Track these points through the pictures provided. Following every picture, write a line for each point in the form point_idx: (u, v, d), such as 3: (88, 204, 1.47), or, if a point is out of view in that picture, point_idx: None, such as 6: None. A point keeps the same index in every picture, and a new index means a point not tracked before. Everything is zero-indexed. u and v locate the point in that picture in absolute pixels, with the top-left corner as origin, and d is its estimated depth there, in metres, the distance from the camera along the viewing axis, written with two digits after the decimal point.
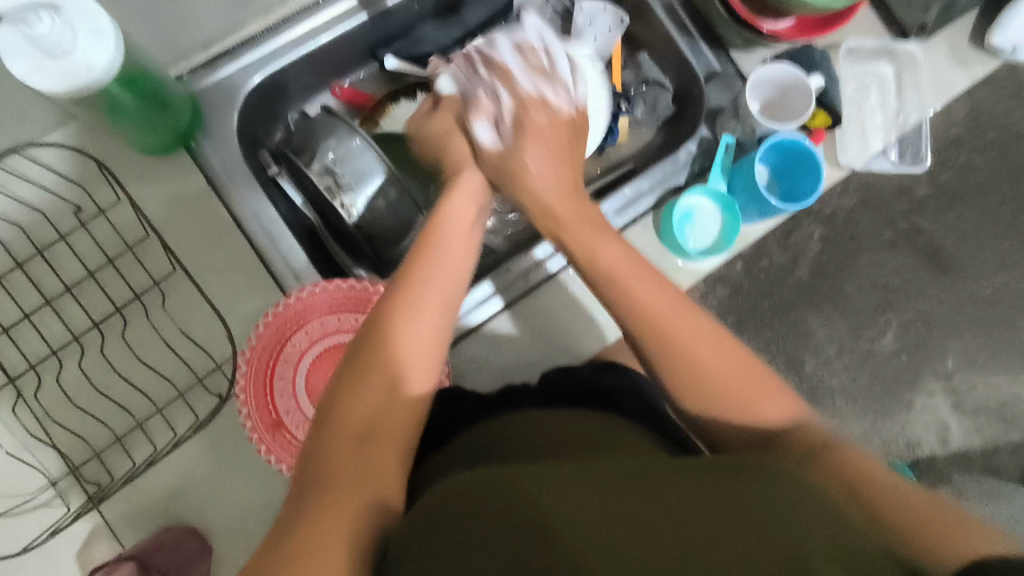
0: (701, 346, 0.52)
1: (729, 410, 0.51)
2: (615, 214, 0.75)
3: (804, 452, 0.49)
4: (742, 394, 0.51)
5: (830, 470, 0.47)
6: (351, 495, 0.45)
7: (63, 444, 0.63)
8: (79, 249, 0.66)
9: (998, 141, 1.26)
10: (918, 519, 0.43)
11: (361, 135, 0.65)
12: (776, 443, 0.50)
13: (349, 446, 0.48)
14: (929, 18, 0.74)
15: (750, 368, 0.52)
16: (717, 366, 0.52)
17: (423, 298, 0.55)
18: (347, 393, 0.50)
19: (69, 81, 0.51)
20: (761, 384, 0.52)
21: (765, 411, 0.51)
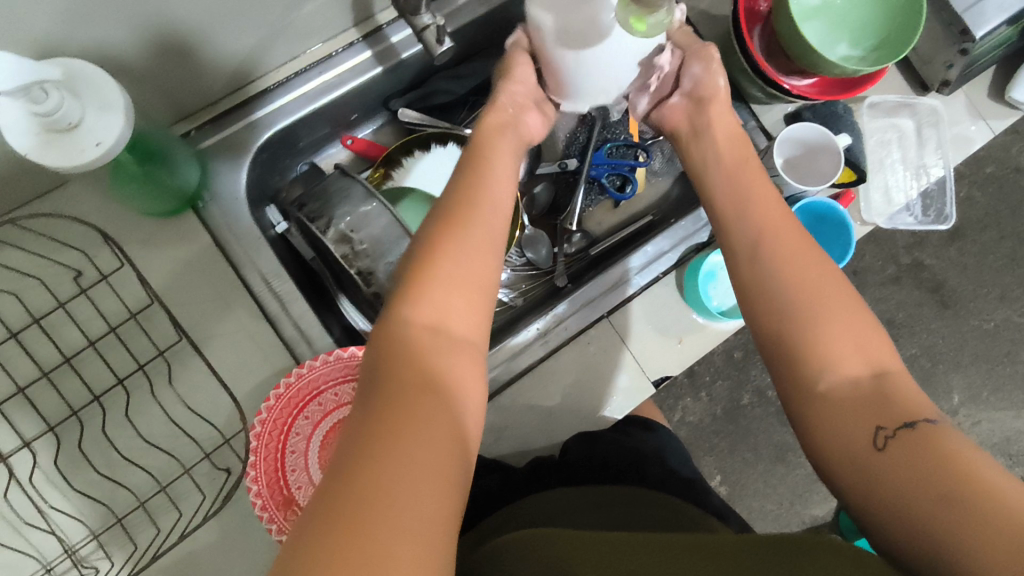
0: (814, 290, 0.48)
1: (833, 355, 0.45)
2: (637, 274, 0.73)
3: (903, 424, 0.41)
4: (843, 350, 0.45)
5: (913, 454, 0.39)
6: (417, 424, 0.39)
7: (59, 525, 0.59)
8: (78, 316, 0.62)
9: (997, 176, 1.25)
10: (980, 520, 0.34)
11: (376, 199, 0.63)
12: (877, 409, 0.43)
13: (408, 377, 0.41)
14: (952, 75, 0.73)
15: (865, 328, 0.46)
16: (822, 315, 0.47)
17: (475, 232, 0.50)
18: (398, 332, 0.44)
19: (75, 156, 0.49)
20: (865, 347, 0.46)
21: (875, 363, 0.45)
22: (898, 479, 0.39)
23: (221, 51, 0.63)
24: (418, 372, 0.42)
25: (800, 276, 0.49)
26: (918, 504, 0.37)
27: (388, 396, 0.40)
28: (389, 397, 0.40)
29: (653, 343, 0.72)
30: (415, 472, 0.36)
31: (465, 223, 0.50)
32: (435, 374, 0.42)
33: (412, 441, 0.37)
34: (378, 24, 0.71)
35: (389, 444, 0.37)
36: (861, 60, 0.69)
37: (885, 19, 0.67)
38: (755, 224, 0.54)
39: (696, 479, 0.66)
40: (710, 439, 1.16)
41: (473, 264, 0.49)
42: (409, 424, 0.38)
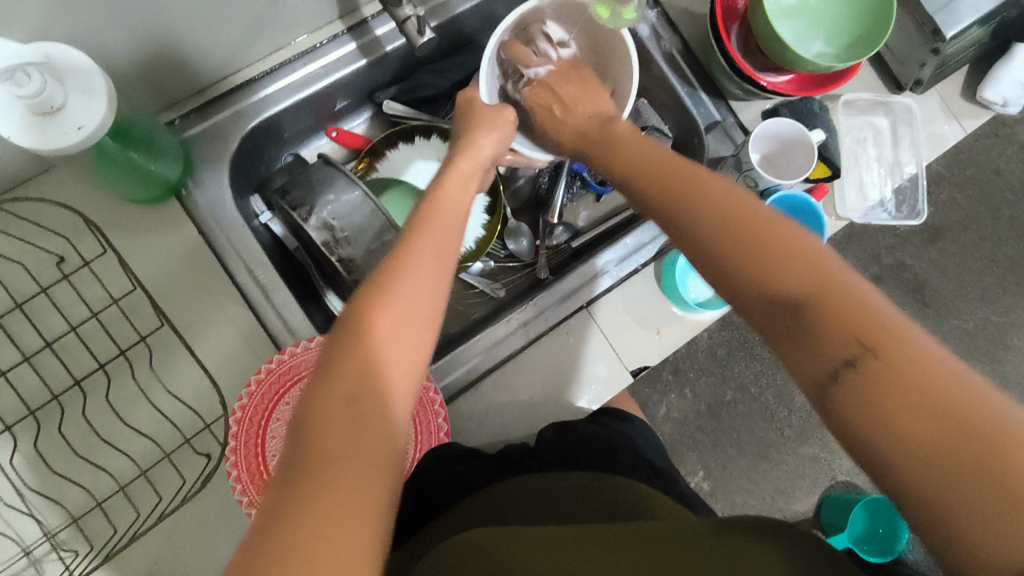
0: (732, 217, 0.42)
1: (754, 290, 0.40)
2: (617, 265, 0.74)
3: (854, 352, 0.35)
4: (778, 269, 0.39)
5: (878, 386, 0.34)
6: (345, 537, 0.32)
7: (38, 510, 0.59)
8: (61, 302, 0.62)
9: (978, 179, 1.26)
10: (967, 459, 0.31)
11: (359, 187, 0.64)
12: (820, 333, 0.37)
13: (327, 468, 0.34)
14: (924, 74, 0.75)
15: (787, 240, 0.40)
16: (747, 241, 0.41)
17: (415, 287, 0.42)
18: (315, 416, 0.36)
19: (59, 139, 0.49)
20: (791, 260, 0.39)
21: (809, 277, 0.38)
22: (869, 420, 0.34)
23: (208, 42, 0.64)
24: (345, 465, 0.35)
25: (718, 204, 0.43)
26: (894, 425, 0.33)
27: (302, 506, 0.33)
28: (305, 504, 0.33)
29: (631, 333, 0.73)
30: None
31: (403, 277, 0.42)
32: (364, 465, 0.35)
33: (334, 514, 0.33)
34: (362, 17, 0.72)
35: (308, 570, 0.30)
36: (835, 57, 0.70)
37: (858, 17, 0.69)
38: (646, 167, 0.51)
39: (666, 468, 0.67)
40: (693, 435, 1.17)
41: (422, 308, 0.42)
42: (327, 542, 0.32)
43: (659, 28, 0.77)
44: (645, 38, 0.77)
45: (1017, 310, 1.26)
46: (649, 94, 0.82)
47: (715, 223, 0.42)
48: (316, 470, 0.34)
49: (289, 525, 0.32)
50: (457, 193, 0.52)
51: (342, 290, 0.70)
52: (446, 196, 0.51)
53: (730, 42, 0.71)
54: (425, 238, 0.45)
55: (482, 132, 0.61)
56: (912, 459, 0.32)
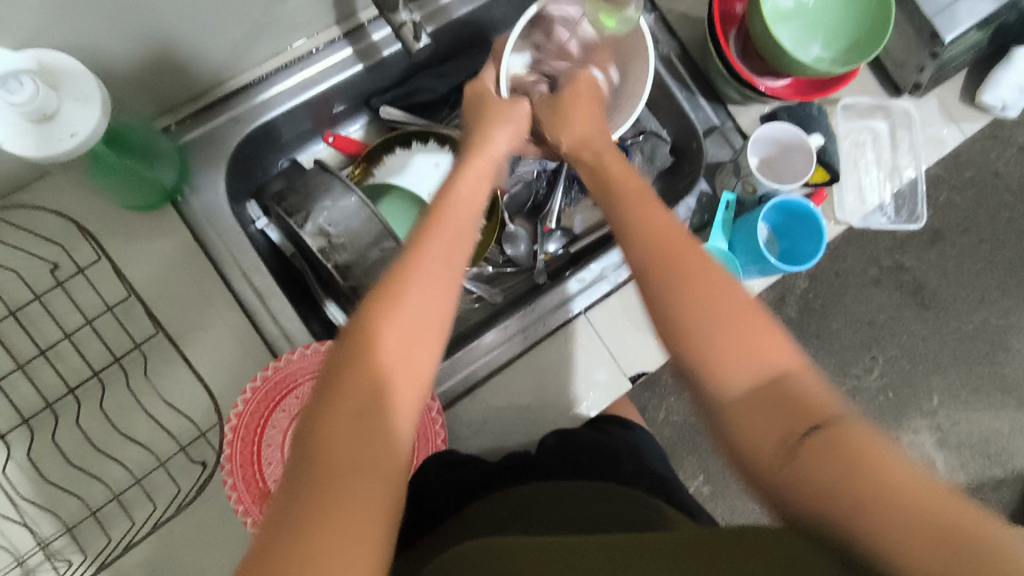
0: (700, 290, 0.44)
1: (722, 364, 0.42)
2: (615, 270, 0.74)
3: (810, 427, 0.39)
4: (744, 347, 0.42)
5: (830, 459, 0.37)
6: (352, 546, 0.34)
7: (32, 519, 0.59)
8: (55, 310, 0.62)
9: (977, 180, 1.26)
10: (930, 530, 0.33)
11: (355, 193, 0.64)
12: (784, 408, 0.41)
13: (334, 483, 0.36)
14: (923, 78, 0.75)
15: (750, 317, 0.43)
16: (713, 321, 0.43)
17: (423, 295, 0.43)
18: (323, 428, 0.38)
19: (52, 146, 0.49)
20: (752, 354, 0.42)
21: (774, 360, 0.42)
22: (818, 488, 0.37)
23: (203, 48, 0.63)
24: (351, 475, 0.36)
25: (683, 253, 0.46)
26: (838, 504, 0.36)
27: (309, 516, 0.34)
28: (311, 517, 0.34)
29: (629, 338, 0.73)
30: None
31: (411, 285, 0.43)
32: (369, 476, 0.37)
33: (342, 526, 0.34)
34: (358, 22, 0.72)
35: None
36: (833, 61, 0.70)
37: (856, 21, 0.69)
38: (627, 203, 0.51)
39: (670, 478, 0.66)
40: (693, 439, 1.16)
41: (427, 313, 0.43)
42: (337, 548, 0.34)
43: (656, 32, 0.77)
44: None
45: (1017, 312, 1.26)
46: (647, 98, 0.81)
47: (681, 271, 0.45)
48: (325, 483, 0.36)
49: (298, 534, 0.34)
50: (472, 192, 0.52)
51: (339, 299, 0.69)
52: (460, 194, 0.51)
53: (728, 46, 0.71)
54: (436, 242, 0.46)
55: (495, 127, 0.60)
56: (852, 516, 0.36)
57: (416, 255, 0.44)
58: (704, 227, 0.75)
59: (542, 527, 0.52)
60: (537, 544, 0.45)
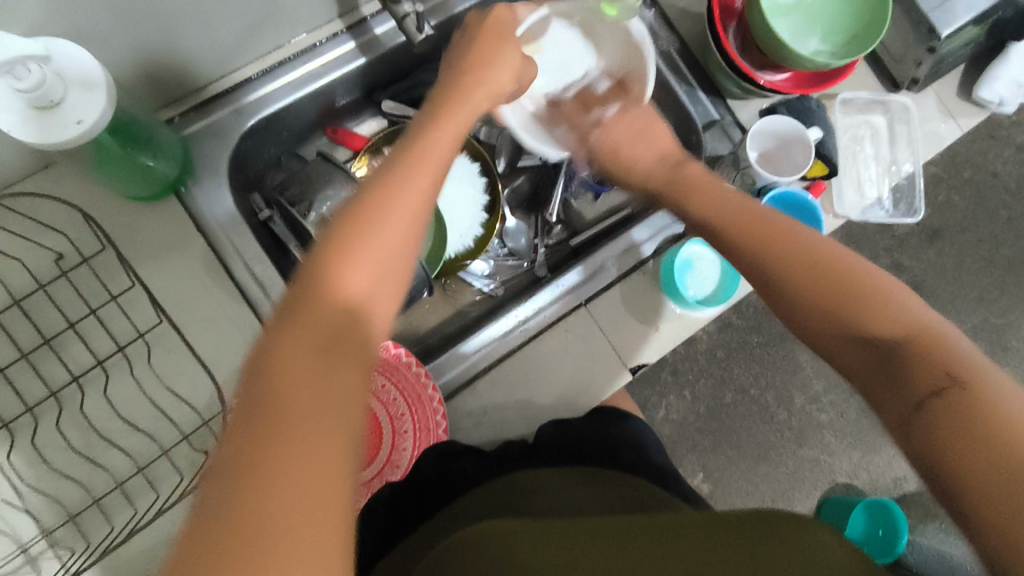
0: (845, 266, 0.51)
1: (878, 327, 0.47)
2: (614, 262, 0.74)
3: (934, 393, 0.42)
4: (879, 316, 0.47)
5: (950, 417, 0.41)
6: (307, 477, 0.33)
7: (34, 507, 0.59)
8: (59, 299, 0.62)
9: (975, 180, 1.26)
10: (1013, 479, 0.37)
11: (357, 184, 0.65)
12: (909, 375, 0.44)
13: (290, 410, 0.35)
14: (920, 73, 0.76)
15: (889, 295, 0.48)
16: (842, 272, 0.50)
17: (384, 232, 0.42)
18: (282, 355, 0.36)
19: (59, 133, 0.50)
20: (883, 314, 0.47)
21: (915, 322, 0.46)
22: (942, 447, 0.40)
23: (207, 40, 0.64)
24: (308, 406, 0.35)
25: (793, 245, 0.53)
26: (965, 465, 0.39)
27: (259, 449, 0.33)
28: (264, 447, 0.33)
29: (629, 330, 0.73)
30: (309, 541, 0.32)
31: (381, 217, 0.42)
32: (328, 408, 0.36)
33: (298, 454, 0.33)
34: (361, 16, 0.72)
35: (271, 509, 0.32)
36: (830, 55, 0.70)
37: (854, 15, 0.70)
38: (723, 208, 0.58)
39: (666, 465, 0.67)
40: (693, 437, 1.17)
41: (394, 248, 0.42)
42: (293, 476, 0.33)
43: (656, 27, 0.78)
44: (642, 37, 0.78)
45: (1015, 311, 1.26)
46: None
47: (774, 254, 0.53)
48: (279, 409, 0.35)
49: (246, 471, 0.32)
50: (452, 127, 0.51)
51: None
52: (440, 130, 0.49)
53: (727, 40, 0.71)
54: (407, 181, 0.44)
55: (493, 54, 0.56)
56: (959, 461, 0.39)
57: (383, 196, 0.43)
58: None
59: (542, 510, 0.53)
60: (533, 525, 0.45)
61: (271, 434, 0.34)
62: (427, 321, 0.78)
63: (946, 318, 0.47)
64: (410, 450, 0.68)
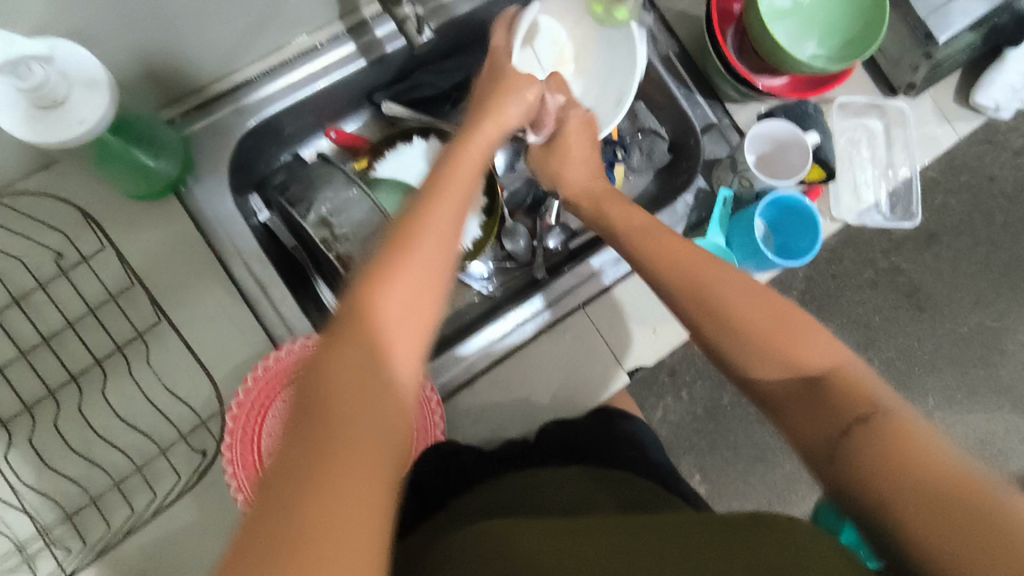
0: (731, 302, 0.50)
1: (761, 364, 0.48)
2: (613, 265, 0.74)
3: (847, 429, 0.41)
4: (794, 346, 0.47)
5: (871, 443, 0.39)
6: (360, 491, 0.32)
7: (32, 506, 0.59)
8: (59, 298, 0.63)
9: (971, 184, 1.27)
10: (951, 511, 0.35)
11: (357, 185, 0.65)
12: (821, 407, 0.44)
13: (335, 438, 0.33)
14: (917, 77, 0.76)
15: (799, 323, 0.48)
16: (747, 325, 0.48)
17: (435, 248, 0.42)
18: (331, 365, 0.36)
19: (61, 132, 0.50)
20: (780, 352, 0.47)
21: (817, 359, 0.46)
22: (857, 473, 0.39)
23: (208, 41, 0.64)
24: (364, 421, 0.34)
25: (706, 276, 0.52)
26: (881, 493, 0.38)
27: (314, 468, 0.32)
28: (320, 458, 0.32)
29: (627, 332, 0.74)
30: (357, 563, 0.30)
31: (419, 237, 0.42)
32: (382, 423, 0.35)
33: (344, 484, 0.32)
34: (362, 18, 0.73)
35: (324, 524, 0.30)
36: (828, 59, 0.71)
37: (852, 19, 0.70)
38: (645, 242, 0.58)
39: (666, 465, 0.67)
40: (690, 438, 1.17)
41: (430, 264, 0.41)
42: (337, 512, 0.31)
43: (656, 31, 0.78)
44: (640, 41, 0.77)
45: (1011, 315, 1.27)
46: (647, 95, 0.83)
47: (712, 284, 0.51)
48: (326, 436, 0.33)
49: (290, 504, 0.31)
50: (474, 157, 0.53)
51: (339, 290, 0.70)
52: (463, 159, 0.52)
53: (725, 43, 0.72)
54: (444, 203, 0.46)
55: (508, 98, 0.61)
56: (882, 495, 0.38)
57: (422, 219, 0.43)
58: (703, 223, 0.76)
59: (541, 509, 0.53)
60: (541, 531, 0.46)
61: (326, 446, 0.33)
62: None
63: (864, 361, 0.47)
64: None
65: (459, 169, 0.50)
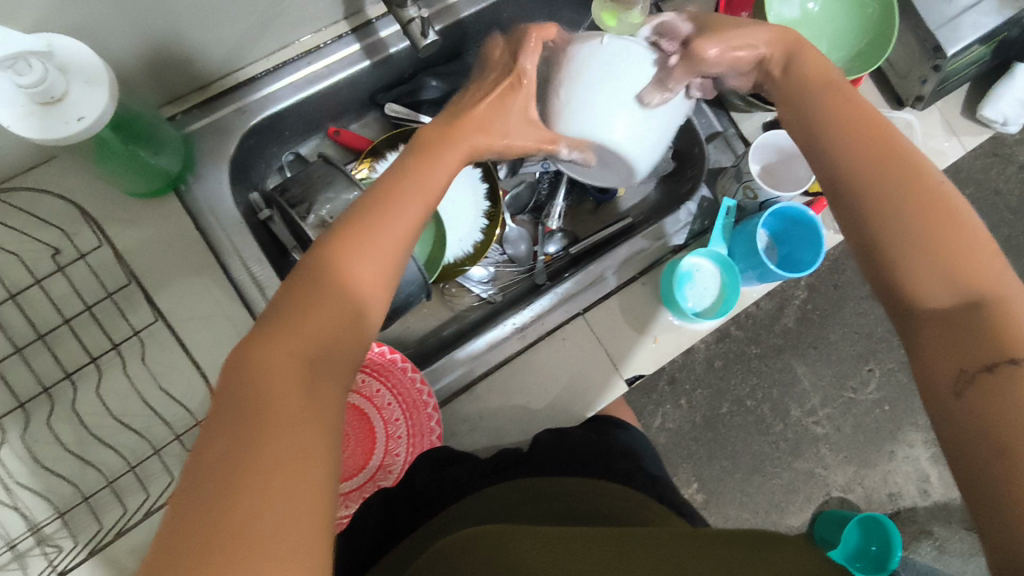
0: (910, 201, 0.41)
1: (925, 283, 0.40)
2: (613, 273, 0.74)
3: (988, 365, 0.35)
4: (960, 262, 0.39)
5: (1003, 395, 0.34)
6: (302, 459, 0.34)
7: (24, 503, 0.58)
8: (55, 295, 0.62)
9: (977, 198, 1.26)
10: None
11: (358, 188, 0.64)
12: (967, 339, 0.37)
13: (279, 413, 0.35)
14: (925, 90, 0.75)
15: (976, 243, 0.40)
16: (925, 219, 0.41)
17: (381, 240, 0.44)
18: (268, 353, 0.37)
19: (59, 129, 0.50)
20: (955, 271, 0.39)
21: (987, 281, 0.39)
22: (985, 425, 0.34)
23: (210, 39, 0.64)
24: (296, 404, 0.36)
25: (907, 177, 0.43)
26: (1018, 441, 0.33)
27: (253, 439, 0.34)
28: (264, 434, 0.34)
29: (627, 341, 0.73)
30: (306, 519, 0.32)
31: (381, 220, 0.45)
32: (316, 399, 0.37)
33: (285, 450, 0.34)
34: (367, 19, 0.72)
35: (265, 491, 0.32)
36: (834, 70, 0.71)
37: (860, 31, 0.70)
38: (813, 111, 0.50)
39: (660, 476, 0.66)
40: (689, 446, 1.16)
41: (388, 257, 0.44)
42: (277, 488, 0.32)
43: None
44: None
45: None
46: None
47: (909, 180, 0.42)
48: (269, 406, 0.35)
49: (231, 475, 0.32)
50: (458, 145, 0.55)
51: None
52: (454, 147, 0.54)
53: None
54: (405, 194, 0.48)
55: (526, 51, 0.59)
56: (1007, 444, 0.33)
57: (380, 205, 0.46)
58: (705, 233, 0.76)
59: (535, 517, 0.52)
60: (530, 532, 0.46)
61: (268, 427, 0.34)
62: (426, 325, 0.79)
63: None
64: (404, 455, 0.68)
65: (410, 168, 0.51)
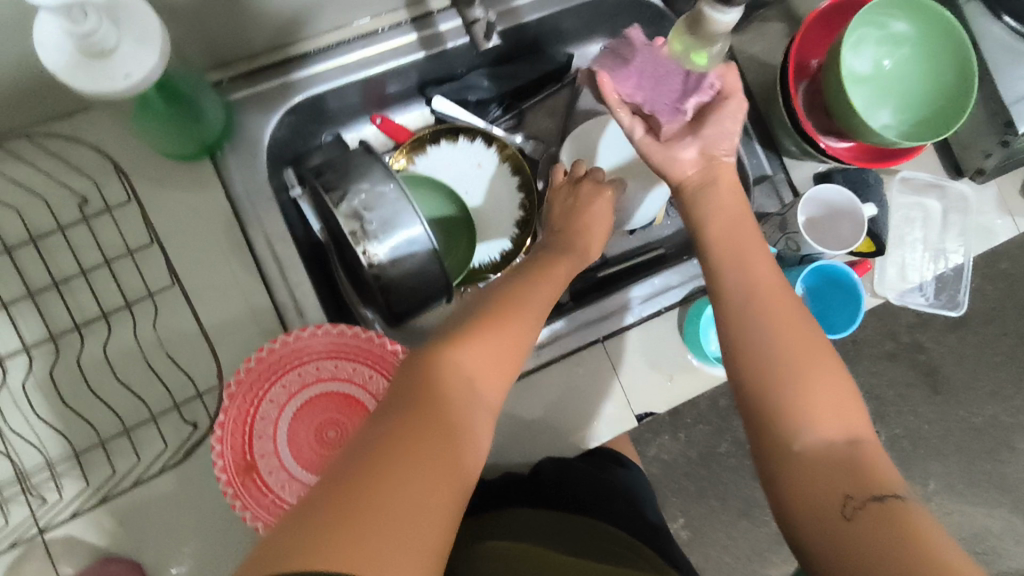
0: (800, 360, 0.51)
1: (808, 424, 0.48)
2: (639, 304, 0.72)
3: (869, 495, 0.44)
4: (834, 416, 0.49)
5: (880, 524, 0.42)
6: (429, 491, 0.37)
7: (15, 449, 0.58)
8: (76, 244, 0.61)
9: (1010, 273, 1.22)
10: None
11: (395, 181, 0.63)
12: (845, 474, 0.46)
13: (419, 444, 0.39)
14: (987, 164, 0.73)
15: (845, 398, 0.50)
16: (797, 374, 0.51)
17: (515, 323, 0.50)
18: (416, 391, 0.43)
19: (103, 83, 0.48)
20: (834, 414, 0.49)
21: (847, 429, 0.48)
22: (860, 549, 0.42)
23: (268, 10, 0.63)
24: (430, 444, 0.40)
25: (792, 335, 0.52)
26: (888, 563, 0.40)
27: (390, 465, 0.37)
28: (391, 468, 0.37)
29: (643, 375, 0.71)
30: (419, 533, 0.36)
31: (517, 301, 0.53)
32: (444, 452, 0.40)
33: (418, 477, 0.38)
34: (427, 10, 0.71)
35: (388, 506, 0.36)
36: (899, 131, 0.69)
37: (934, 96, 0.67)
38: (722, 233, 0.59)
39: (657, 525, 0.70)
40: (680, 481, 1.14)
41: (514, 337, 0.50)
42: (409, 503, 0.36)
43: None
44: None
45: None
46: None
47: (787, 346, 0.52)
48: (409, 438, 0.39)
49: (369, 489, 0.36)
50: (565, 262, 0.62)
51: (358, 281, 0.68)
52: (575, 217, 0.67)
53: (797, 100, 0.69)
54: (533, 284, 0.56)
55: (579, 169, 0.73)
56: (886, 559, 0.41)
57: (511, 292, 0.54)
58: None
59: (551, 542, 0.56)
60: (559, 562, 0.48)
61: (399, 462, 0.38)
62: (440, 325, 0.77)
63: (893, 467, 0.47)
64: None
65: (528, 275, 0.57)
